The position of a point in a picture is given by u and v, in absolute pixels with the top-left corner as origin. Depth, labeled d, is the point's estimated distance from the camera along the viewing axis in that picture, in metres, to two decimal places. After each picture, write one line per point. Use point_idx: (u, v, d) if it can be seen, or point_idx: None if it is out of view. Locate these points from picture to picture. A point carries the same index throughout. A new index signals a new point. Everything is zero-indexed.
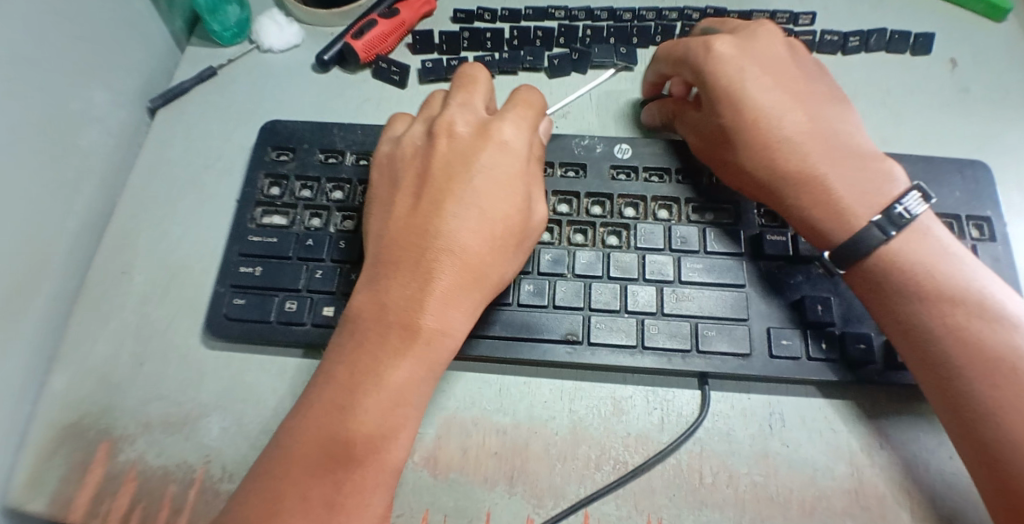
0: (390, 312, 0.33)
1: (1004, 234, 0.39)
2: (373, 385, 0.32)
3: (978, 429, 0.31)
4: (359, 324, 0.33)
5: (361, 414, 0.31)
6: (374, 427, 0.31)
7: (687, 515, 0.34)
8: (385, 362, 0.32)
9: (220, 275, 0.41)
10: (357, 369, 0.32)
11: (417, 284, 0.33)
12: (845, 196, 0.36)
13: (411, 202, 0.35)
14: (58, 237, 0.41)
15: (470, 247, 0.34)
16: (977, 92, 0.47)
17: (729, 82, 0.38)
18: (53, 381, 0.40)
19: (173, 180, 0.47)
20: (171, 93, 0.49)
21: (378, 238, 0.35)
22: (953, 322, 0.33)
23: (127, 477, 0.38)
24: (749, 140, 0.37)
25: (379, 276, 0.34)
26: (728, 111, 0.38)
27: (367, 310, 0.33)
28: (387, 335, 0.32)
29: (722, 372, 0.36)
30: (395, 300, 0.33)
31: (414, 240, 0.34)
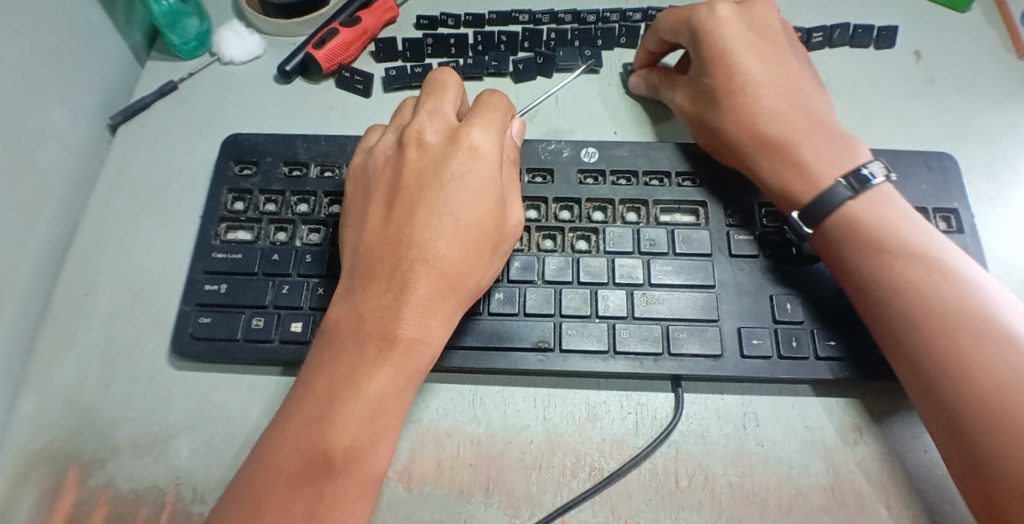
0: (366, 321, 0.32)
1: (971, 226, 0.39)
2: (351, 397, 0.31)
3: (937, 391, 0.31)
4: (335, 337, 0.33)
5: (340, 428, 0.31)
6: (352, 439, 0.31)
7: (665, 518, 0.34)
8: (363, 374, 0.32)
9: (185, 294, 0.40)
10: (335, 383, 0.31)
11: (393, 293, 0.33)
12: (814, 162, 0.37)
13: (384, 211, 0.35)
14: (19, 261, 0.40)
15: (446, 255, 0.33)
16: (942, 83, 0.47)
17: (724, 49, 0.40)
18: (19, 408, 0.39)
19: (137, 198, 0.46)
20: (131, 109, 0.48)
21: (352, 248, 0.35)
22: (912, 277, 0.33)
23: (96, 502, 0.37)
24: (732, 105, 0.40)
25: (354, 287, 0.34)
26: (719, 75, 0.40)
27: (343, 322, 0.33)
28: (363, 346, 0.32)
29: (694, 374, 0.36)
30: (371, 310, 0.33)
31: (388, 249, 0.34)
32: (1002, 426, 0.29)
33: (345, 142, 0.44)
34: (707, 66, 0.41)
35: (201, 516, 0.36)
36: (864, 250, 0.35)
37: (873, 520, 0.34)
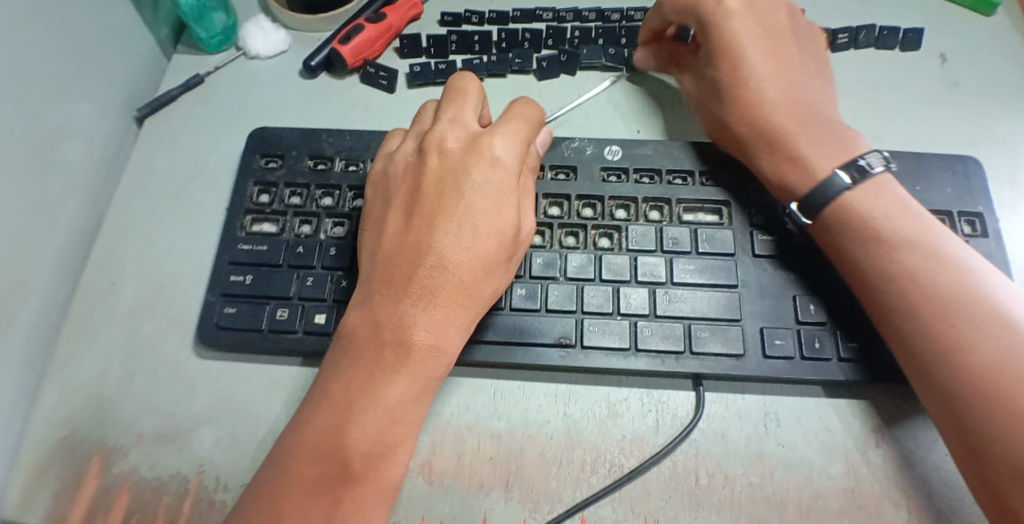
0: (384, 327, 0.33)
1: (996, 230, 0.39)
2: (368, 403, 0.31)
3: (935, 376, 0.32)
4: (353, 342, 0.33)
5: (358, 433, 0.31)
6: (370, 446, 0.31)
7: (684, 517, 0.34)
8: (380, 380, 0.32)
9: (210, 285, 0.41)
10: (354, 388, 0.32)
11: (413, 300, 0.33)
12: (809, 152, 0.38)
13: (403, 217, 0.35)
14: (44, 252, 0.41)
15: (464, 263, 0.33)
16: (967, 86, 0.47)
17: (731, 42, 0.41)
18: (43, 397, 0.40)
19: (161, 190, 0.46)
20: (158, 102, 0.48)
21: (371, 253, 0.35)
22: (909, 266, 0.34)
23: (120, 490, 0.37)
24: (733, 98, 0.41)
25: (372, 291, 0.34)
26: (723, 69, 0.41)
27: (360, 327, 0.33)
28: (381, 351, 0.32)
29: (716, 373, 0.36)
30: (389, 315, 0.33)
31: (407, 255, 0.34)
32: (997, 410, 0.30)
33: (369, 138, 0.44)
34: (711, 59, 0.42)
35: (224, 504, 0.36)
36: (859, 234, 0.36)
37: None
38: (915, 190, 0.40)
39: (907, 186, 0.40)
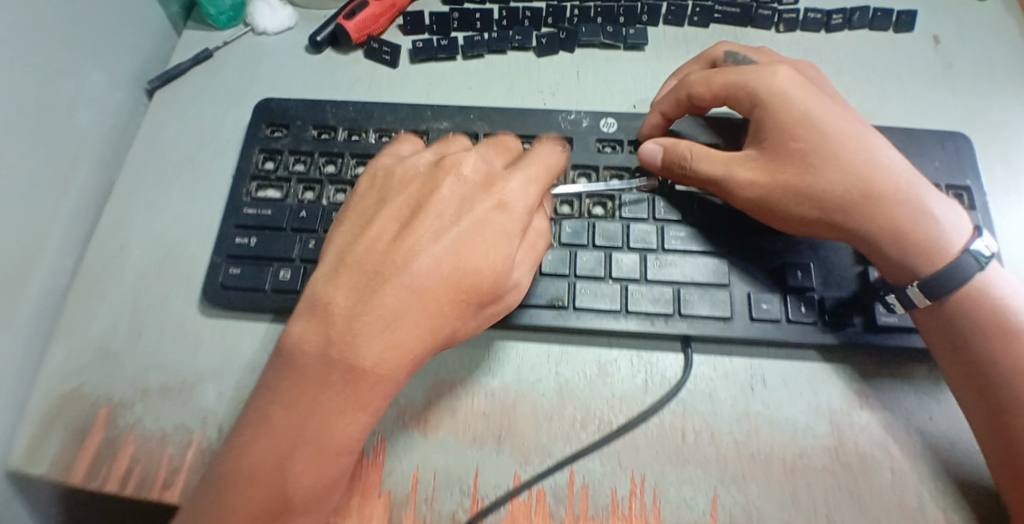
0: (337, 348, 0.30)
1: (983, 203, 0.40)
2: (310, 434, 0.30)
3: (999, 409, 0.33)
4: (303, 357, 0.31)
5: (292, 462, 0.30)
6: (308, 479, 0.30)
7: (671, 471, 0.35)
8: (331, 414, 0.30)
9: (216, 247, 0.42)
10: (300, 414, 0.30)
11: (372, 327, 0.30)
12: (929, 232, 0.35)
13: (387, 231, 0.32)
14: (55, 214, 0.42)
15: (428, 297, 0.31)
16: (960, 68, 0.48)
17: (802, 101, 0.37)
18: (52, 353, 0.41)
19: (171, 158, 0.47)
20: (168, 75, 0.50)
21: (338, 256, 0.32)
22: (967, 300, 0.35)
23: (125, 441, 0.38)
24: (836, 172, 0.36)
25: (328, 300, 0.31)
26: (809, 134, 0.37)
27: (312, 340, 0.31)
28: (330, 376, 0.30)
29: (704, 334, 0.37)
30: (342, 334, 0.30)
31: (377, 273, 0.31)
32: None
33: (373, 109, 0.46)
34: (791, 128, 0.37)
35: None
36: (963, 297, 0.35)
37: (876, 481, 0.35)
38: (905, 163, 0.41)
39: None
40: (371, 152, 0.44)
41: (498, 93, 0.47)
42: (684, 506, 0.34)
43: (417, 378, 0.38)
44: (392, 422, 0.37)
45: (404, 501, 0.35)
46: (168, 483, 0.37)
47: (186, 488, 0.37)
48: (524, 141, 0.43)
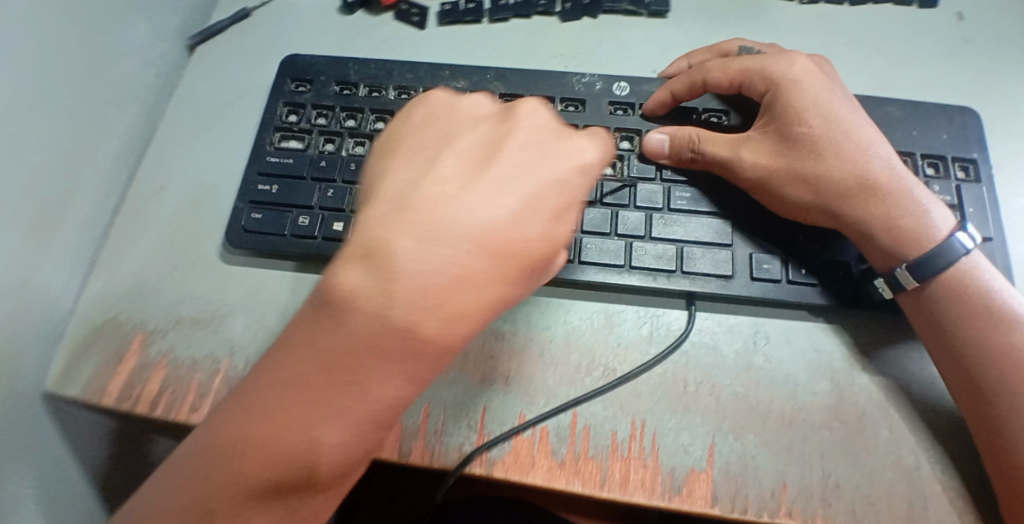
0: (388, 307, 0.26)
1: (989, 176, 0.40)
2: (336, 404, 0.26)
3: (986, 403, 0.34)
4: (343, 311, 0.26)
5: (307, 432, 0.26)
6: (341, 448, 0.27)
7: (670, 417, 0.36)
8: (367, 383, 0.26)
9: (240, 192, 0.44)
10: (330, 379, 0.26)
11: (430, 290, 0.26)
12: (915, 221, 0.36)
13: (453, 181, 0.28)
14: (102, 153, 0.45)
15: (494, 266, 0.27)
16: (980, 43, 0.48)
17: (813, 91, 0.38)
18: (92, 283, 0.44)
19: (208, 109, 0.50)
20: (209, 30, 0.53)
21: (391, 199, 0.28)
22: (959, 298, 0.35)
23: (157, 366, 0.41)
24: (836, 156, 0.37)
25: (381, 248, 0.26)
26: (817, 121, 0.37)
27: (358, 293, 0.26)
28: (371, 339, 0.26)
29: (706, 292, 0.38)
30: (395, 292, 0.26)
31: (439, 224, 0.27)
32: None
33: (393, 67, 0.47)
34: (800, 112, 0.38)
35: None
36: (948, 282, 0.36)
37: (873, 439, 0.36)
38: (913, 134, 0.42)
39: (905, 131, 0.42)
40: (389, 109, 0.46)
41: (520, 56, 0.49)
42: (682, 450, 0.36)
43: None
44: None
45: (415, 432, 0.36)
46: (196, 405, 0.40)
47: None
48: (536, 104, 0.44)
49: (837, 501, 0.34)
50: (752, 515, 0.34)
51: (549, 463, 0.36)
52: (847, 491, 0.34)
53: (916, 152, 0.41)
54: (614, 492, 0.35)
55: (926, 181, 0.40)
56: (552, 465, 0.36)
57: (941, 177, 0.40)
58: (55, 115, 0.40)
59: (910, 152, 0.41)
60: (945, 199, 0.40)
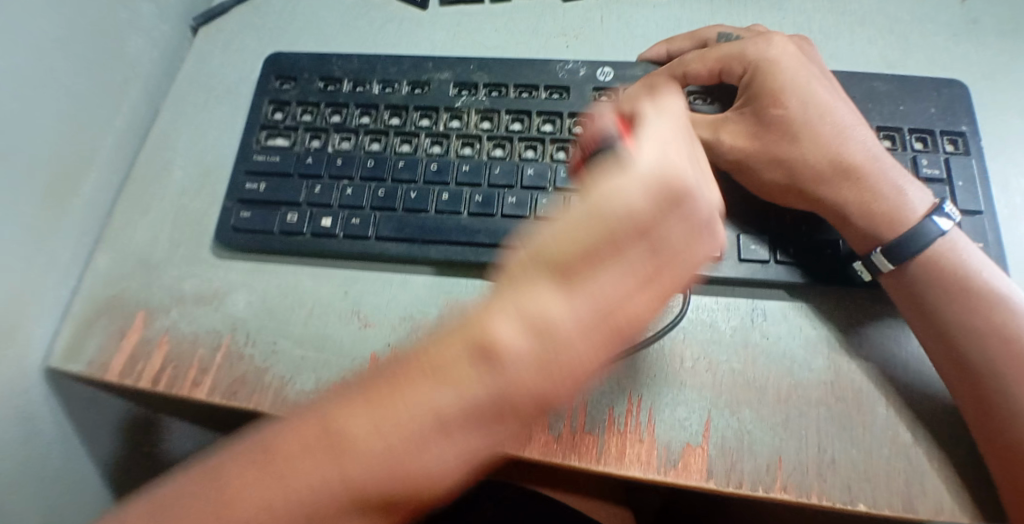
0: (549, 382, 0.27)
1: (978, 148, 0.41)
2: (470, 446, 0.27)
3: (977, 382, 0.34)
4: (512, 368, 0.26)
5: (432, 467, 0.27)
6: (449, 477, 0.27)
7: (666, 393, 0.37)
8: (506, 434, 0.28)
9: (228, 192, 0.44)
10: (476, 423, 0.27)
11: (579, 376, 0.27)
12: (892, 202, 0.37)
13: (632, 255, 0.28)
14: (106, 132, 0.45)
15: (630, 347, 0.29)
16: (986, 25, 0.48)
17: (791, 71, 0.39)
18: (97, 260, 0.44)
19: (211, 89, 0.50)
20: (212, 12, 0.53)
21: (594, 262, 0.27)
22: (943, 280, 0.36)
23: (160, 342, 0.41)
24: (812, 138, 0.38)
25: (565, 323, 0.27)
26: (794, 102, 0.38)
27: (542, 356, 0.27)
28: (524, 406, 0.27)
29: (698, 275, 0.38)
30: (562, 373, 0.27)
31: (609, 311, 0.27)
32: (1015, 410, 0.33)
33: (376, 60, 0.47)
34: (777, 93, 0.38)
35: (252, 357, 0.40)
36: (928, 265, 0.36)
37: (869, 416, 0.36)
38: (900, 109, 0.42)
39: (892, 106, 0.43)
40: (375, 102, 0.45)
41: (521, 37, 0.49)
42: (677, 426, 0.36)
43: (431, 295, 0.41)
44: (407, 334, 0.40)
45: None
46: (198, 381, 0.40)
47: (215, 386, 0.40)
48: (522, 91, 0.45)
49: (833, 476, 0.34)
50: (748, 489, 0.34)
51: (545, 437, 0.36)
52: (844, 467, 0.34)
53: (905, 127, 0.42)
54: (609, 466, 0.35)
55: (915, 154, 0.41)
56: (549, 440, 0.36)
57: (929, 150, 0.41)
58: (58, 92, 0.40)
59: (898, 127, 0.42)
60: (936, 172, 0.40)
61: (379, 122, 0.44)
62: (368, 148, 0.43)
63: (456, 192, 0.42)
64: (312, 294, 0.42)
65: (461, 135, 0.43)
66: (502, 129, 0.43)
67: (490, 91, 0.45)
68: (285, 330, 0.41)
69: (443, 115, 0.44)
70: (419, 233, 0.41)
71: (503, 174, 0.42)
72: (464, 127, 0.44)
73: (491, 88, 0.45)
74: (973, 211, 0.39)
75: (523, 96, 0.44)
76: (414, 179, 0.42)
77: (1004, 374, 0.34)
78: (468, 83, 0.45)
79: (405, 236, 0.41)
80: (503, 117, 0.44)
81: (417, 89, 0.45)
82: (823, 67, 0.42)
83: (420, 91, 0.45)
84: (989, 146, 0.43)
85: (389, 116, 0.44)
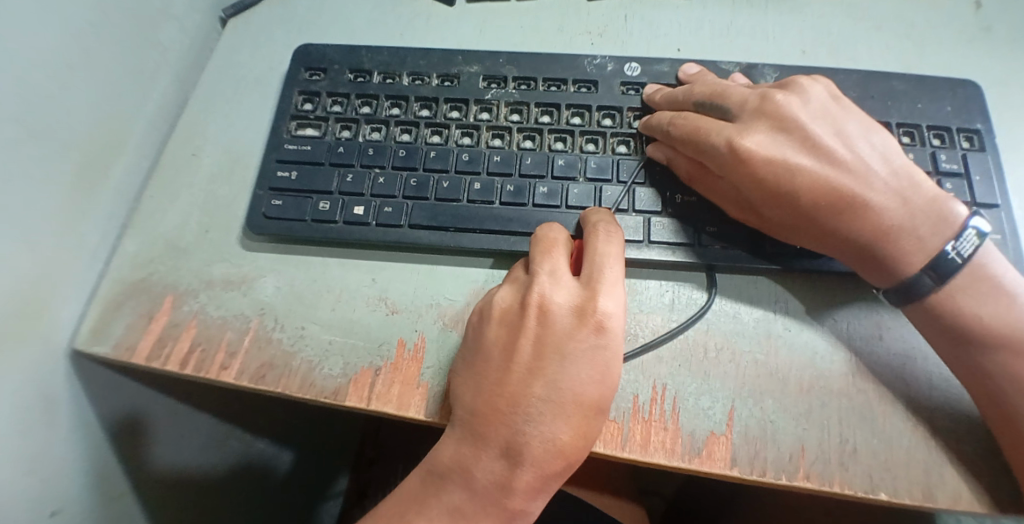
0: (484, 419, 0.33)
1: (993, 144, 0.42)
2: (473, 476, 0.33)
3: (999, 398, 0.34)
4: (453, 482, 0.33)
5: (448, 498, 0.33)
6: (451, 505, 0.33)
7: (691, 382, 0.37)
8: (497, 475, 0.33)
9: (259, 180, 0.44)
10: (455, 492, 0.33)
11: (521, 414, 0.33)
12: (909, 252, 0.36)
13: (500, 361, 0.34)
14: (135, 118, 0.45)
15: (543, 440, 0.32)
16: (1000, 32, 0.49)
17: (771, 162, 0.37)
18: (125, 242, 0.45)
19: (240, 79, 0.51)
20: (242, 5, 0.54)
21: (461, 403, 0.34)
22: (967, 308, 0.35)
23: (188, 325, 0.42)
24: (820, 220, 0.37)
25: (472, 437, 0.33)
26: (787, 190, 0.37)
27: (455, 466, 0.33)
28: (490, 447, 0.33)
29: (724, 264, 0.40)
30: (486, 405, 0.33)
31: (498, 407, 0.33)
32: None
33: (406, 54, 0.48)
34: (764, 185, 0.37)
35: (280, 341, 0.41)
36: (953, 296, 0.36)
37: (890, 408, 0.36)
38: (917, 107, 0.44)
39: (909, 104, 0.44)
40: (405, 94, 0.46)
41: (546, 34, 0.50)
42: (701, 414, 0.36)
43: (456, 285, 0.42)
44: (431, 321, 0.41)
45: (440, 391, 0.39)
46: (226, 364, 0.40)
47: (243, 369, 0.40)
48: (551, 85, 0.46)
49: (854, 465, 0.35)
50: (772, 477, 0.35)
51: None
52: (864, 457, 0.35)
53: (923, 124, 0.43)
54: (634, 453, 0.35)
55: (933, 150, 0.42)
56: None
57: (947, 146, 0.42)
58: (93, 75, 0.41)
59: (916, 124, 0.43)
60: (955, 166, 0.41)
61: (409, 114, 0.45)
62: (398, 139, 0.44)
63: (487, 182, 0.42)
64: (339, 281, 0.43)
65: (491, 127, 0.44)
66: (531, 121, 0.44)
67: (520, 85, 0.46)
68: (313, 315, 0.42)
69: (473, 107, 0.45)
70: (452, 221, 0.42)
71: (534, 164, 0.43)
72: (494, 119, 0.45)
73: (520, 82, 0.46)
74: (991, 205, 0.40)
75: (552, 90, 0.45)
76: (446, 169, 0.43)
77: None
78: (497, 76, 0.46)
79: (438, 225, 0.42)
80: (532, 109, 0.45)
81: (446, 82, 0.46)
82: (814, 118, 0.38)
83: (450, 84, 0.46)
84: (1003, 147, 0.45)
85: (419, 108, 0.45)
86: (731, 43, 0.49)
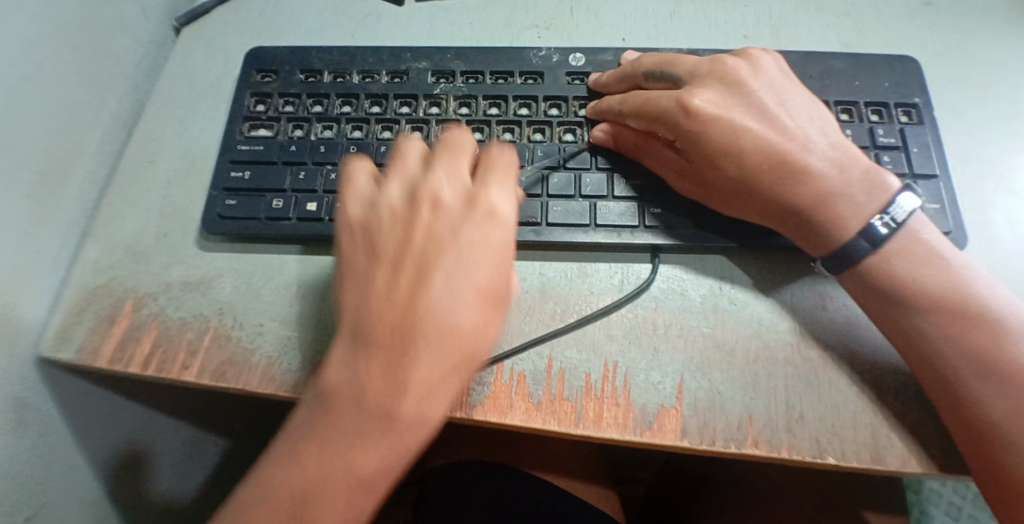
0: (377, 317, 0.32)
1: (930, 118, 0.44)
2: (373, 379, 0.32)
3: (940, 365, 0.35)
4: (353, 394, 0.32)
5: (352, 409, 0.32)
6: (358, 417, 0.32)
7: (641, 359, 0.38)
8: (397, 372, 0.32)
9: (213, 182, 0.45)
10: (357, 402, 0.32)
11: (417, 304, 0.32)
12: (846, 217, 0.37)
13: (389, 267, 0.34)
14: (91, 127, 0.46)
15: (441, 323, 0.32)
16: (940, 7, 0.51)
17: (722, 130, 0.39)
18: (85, 250, 0.45)
19: (196, 85, 0.52)
20: (196, 12, 0.55)
21: (353, 307, 0.34)
22: (903, 275, 0.36)
23: (149, 327, 0.42)
24: (763, 188, 0.38)
25: (365, 339, 0.32)
26: (732, 160, 0.38)
27: (352, 375, 0.32)
28: (387, 343, 0.32)
29: (668, 244, 0.40)
30: (379, 302, 0.33)
31: (390, 303, 0.33)
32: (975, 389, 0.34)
33: (356, 53, 0.48)
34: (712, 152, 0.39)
35: (240, 339, 0.41)
36: (890, 261, 0.37)
37: (834, 374, 0.37)
38: (856, 84, 0.45)
39: (848, 81, 0.45)
40: (355, 92, 0.46)
41: (495, 28, 0.51)
42: (652, 389, 0.37)
43: None
44: None
45: None
46: (187, 363, 0.41)
47: (204, 368, 0.41)
48: (499, 77, 0.47)
49: (801, 430, 0.36)
50: (721, 446, 0.36)
51: (526, 405, 0.37)
52: (810, 422, 0.36)
53: (862, 100, 0.44)
54: (587, 429, 0.36)
55: (872, 124, 0.43)
56: (528, 406, 0.37)
57: (885, 121, 0.43)
58: (47, 87, 0.41)
59: (854, 101, 0.44)
60: (892, 140, 0.42)
61: (360, 111, 0.46)
62: (350, 136, 0.45)
63: None
64: (297, 278, 0.43)
65: (440, 121, 0.45)
66: (479, 114, 0.45)
67: (467, 79, 0.47)
68: (271, 312, 0.42)
69: (422, 102, 0.46)
70: None
71: None
72: (444, 113, 0.45)
73: (468, 76, 0.47)
74: (929, 176, 0.42)
75: (499, 82, 0.46)
76: None
77: (961, 361, 0.34)
78: (446, 71, 0.47)
79: None
80: (480, 102, 0.45)
81: (396, 78, 0.47)
82: (764, 91, 0.40)
83: (399, 80, 0.47)
84: (944, 116, 0.46)
85: (370, 105, 0.46)
86: (677, 30, 0.51)
